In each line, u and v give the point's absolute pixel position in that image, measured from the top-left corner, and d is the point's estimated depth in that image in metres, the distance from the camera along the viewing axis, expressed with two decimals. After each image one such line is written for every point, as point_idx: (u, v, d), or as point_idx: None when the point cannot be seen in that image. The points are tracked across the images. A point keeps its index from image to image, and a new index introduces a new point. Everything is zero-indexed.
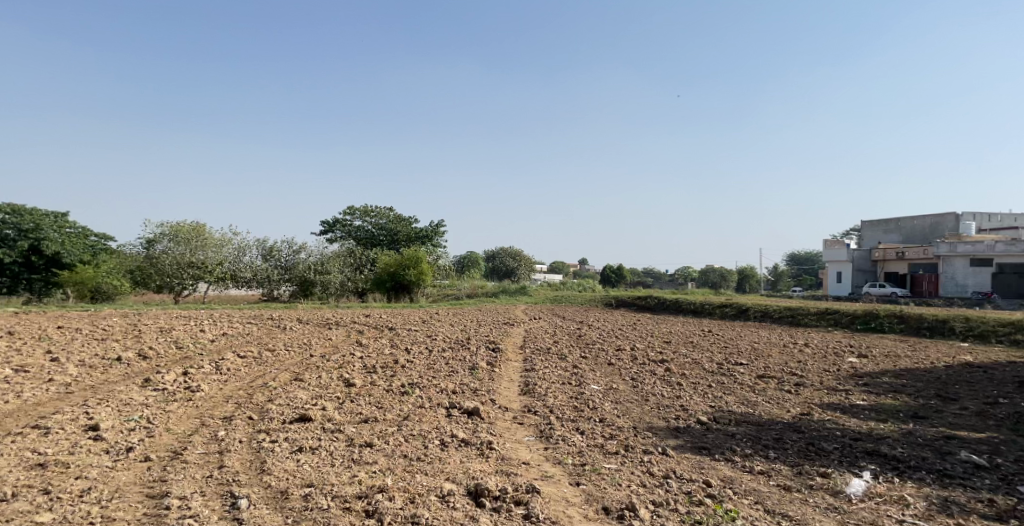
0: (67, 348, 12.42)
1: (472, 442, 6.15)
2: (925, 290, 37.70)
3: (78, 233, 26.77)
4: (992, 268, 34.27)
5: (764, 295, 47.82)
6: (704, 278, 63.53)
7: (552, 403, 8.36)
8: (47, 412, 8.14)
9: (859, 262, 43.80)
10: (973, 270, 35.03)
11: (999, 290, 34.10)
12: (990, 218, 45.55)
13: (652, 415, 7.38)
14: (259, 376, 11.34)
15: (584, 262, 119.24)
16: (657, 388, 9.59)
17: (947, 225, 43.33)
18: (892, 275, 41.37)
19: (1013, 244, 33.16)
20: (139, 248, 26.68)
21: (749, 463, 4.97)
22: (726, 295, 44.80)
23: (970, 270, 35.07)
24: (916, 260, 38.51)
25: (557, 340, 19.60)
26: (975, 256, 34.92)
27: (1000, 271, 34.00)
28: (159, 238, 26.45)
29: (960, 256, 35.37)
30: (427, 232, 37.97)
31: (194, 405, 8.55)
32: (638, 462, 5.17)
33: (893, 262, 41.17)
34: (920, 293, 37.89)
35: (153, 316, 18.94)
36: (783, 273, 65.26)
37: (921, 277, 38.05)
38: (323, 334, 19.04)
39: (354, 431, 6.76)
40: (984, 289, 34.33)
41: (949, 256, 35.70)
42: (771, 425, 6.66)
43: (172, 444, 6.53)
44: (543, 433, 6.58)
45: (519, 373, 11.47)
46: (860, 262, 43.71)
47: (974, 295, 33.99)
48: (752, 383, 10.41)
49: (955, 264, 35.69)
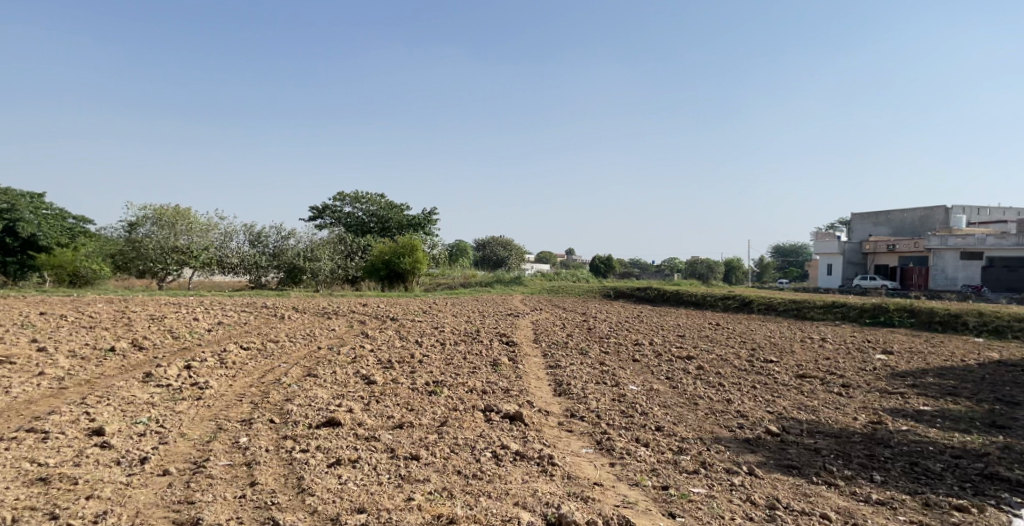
0: (54, 337, 11.68)
1: (527, 455, 5.49)
2: (915, 283, 37.58)
3: (56, 215, 25.93)
4: (983, 262, 33.86)
5: (785, 294, 35.43)
6: (690, 269, 62.34)
7: (595, 406, 7.75)
8: (43, 411, 7.43)
9: (850, 254, 43.34)
10: (964, 264, 34.42)
11: (988, 283, 33.87)
12: (979, 211, 45.59)
13: (712, 423, 6.77)
14: (269, 370, 10.68)
15: (571, 252, 118.36)
16: (700, 390, 8.97)
17: (938, 218, 43.10)
18: (885, 268, 40.90)
19: (1002, 237, 32.82)
20: (121, 232, 25.61)
21: (860, 489, 4.36)
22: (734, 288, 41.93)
23: (961, 263, 34.46)
24: (906, 253, 38.50)
25: (570, 333, 18.99)
26: (965, 249, 34.31)
27: (990, 265, 33.68)
28: (142, 221, 25.11)
29: (951, 249, 34.72)
30: (419, 220, 37.37)
31: (206, 405, 7.85)
32: (732, 484, 4.53)
33: (883, 256, 40.82)
34: (914, 285, 37.58)
35: (141, 303, 18.19)
36: (771, 265, 65.28)
37: (914, 270, 37.71)
38: (323, 324, 18.34)
39: (392, 440, 6.12)
40: (976, 282, 33.81)
41: (940, 249, 35.12)
42: (851, 437, 6.04)
43: (191, 452, 5.84)
44: (601, 445, 5.91)
45: (542, 372, 10.80)
46: (851, 255, 43.25)
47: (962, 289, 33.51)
48: (797, 384, 9.83)
49: (947, 256, 35.02)
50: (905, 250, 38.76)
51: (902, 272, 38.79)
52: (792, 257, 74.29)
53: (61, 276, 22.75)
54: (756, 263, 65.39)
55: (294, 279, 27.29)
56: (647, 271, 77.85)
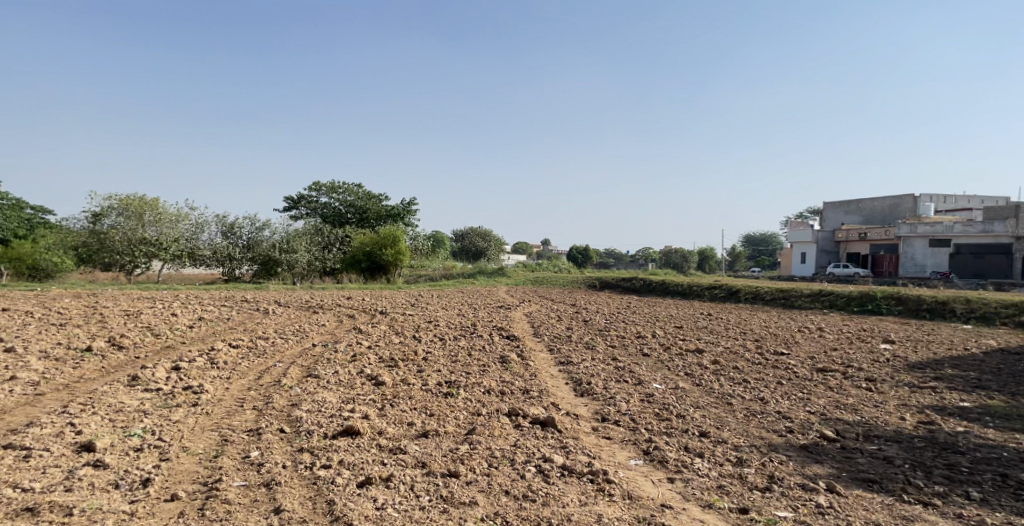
0: (24, 337, 10.90)
1: (576, 470, 4.98)
2: (885, 270, 38.02)
3: (12, 207, 26.11)
4: (950, 248, 33.77)
5: (979, 298, 23.21)
6: (665, 259, 62.34)
7: (627, 409, 7.32)
8: (20, 421, 6.64)
9: (824, 242, 43.51)
10: (933, 251, 34.59)
11: (955, 271, 33.65)
12: (951, 198, 45.93)
13: (757, 427, 6.25)
14: (265, 371, 10.03)
15: (547, 242, 117.65)
16: (728, 388, 8.56)
17: (908, 205, 43.42)
18: (858, 256, 41.13)
19: (970, 224, 32.82)
20: (84, 223, 24.35)
21: (963, 510, 4.06)
22: (889, 287, 28.70)
23: (930, 250, 34.63)
24: (878, 241, 38.74)
25: (568, 326, 18.58)
26: (934, 237, 34.47)
27: (957, 252, 33.55)
28: (107, 212, 23.94)
29: (920, 236, 34.93)
30: (398, 211, 36.66)
31: (206, 414, 7.06)
32: (819, 505, 4.17)
33: (856, 244, 41.04)
34: (885, 273, 37.95)
35: (112, 298, 17.32)
36: (745, 253, 65.66)
37: (885, 257, 38.10)
38: (312, 319, 17.68)
39: (420, 453, 5.61)
40: (943, 269, 33.92)
41: (909, 236, 35.41)
42: (913, 439, 5.57)
43: (198, 469, 5.24)
44: (649, 455, 5.39)
45: (555, 370, 10.39)
46: (825, 243, 43.43)
47: (931, 276, 33.64)
48: (823, 378, 9.43)
49: (916, 244, 35.28)
50: (876, 238, 39.06)
51: (874, 259, 39.09)
52: (764, 246, 74.63)
53: (21, 269, 22.05)
54: (730, 252, 65.76)
55: (269, 271, 26.50)
56: (623, 261, 77.82)
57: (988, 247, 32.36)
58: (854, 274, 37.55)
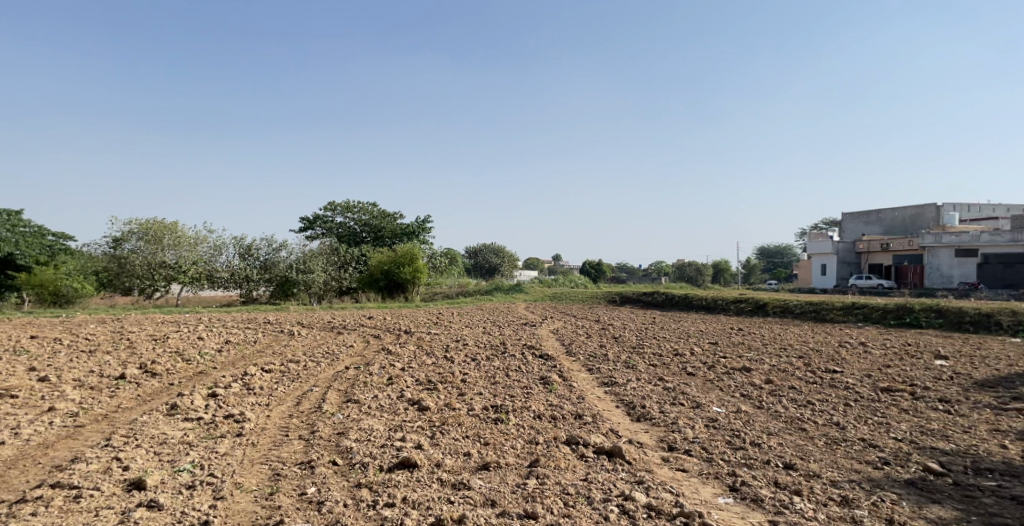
0: (55, 365, 10.65)
1: (665, 512, 4.68)
2: (909, 281, 36.89)
3: (34, 233, 26.21)
4: (978, 259, 32.87)
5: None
6: (678, 272, 61.60)
7: (694, 436, 6.88)
8: (65, 456, 6.38)
9: (845, 254, 42.57)
10: (959, 261, 33.59)
11: (985, 280, 32.54)
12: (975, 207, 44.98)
13: (846, 457, 5.76)
14: (303, 396, 9.70)
15: (558, 259, 116.97)
16: (794, 411, 8.07)
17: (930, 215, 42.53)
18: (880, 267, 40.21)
19: (997, 234, 32.05)
20: (105, 249, 24.55)
21: None
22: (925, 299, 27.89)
23: (956, 260, 33.62)
24: (900, 251, 37.72)
25: (600, 343, 18.06)
26: (960, 247, 33.58)
27: (985, 262, 32.64)
28: (127, 236, 24.11)
29: (945, 246, 33.96)
30: (413, 229, 36.49)
31: (251, 445, 6.74)
32: None
33: (878, 255, 40.11)
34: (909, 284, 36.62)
35: (135, 323, 17.11)
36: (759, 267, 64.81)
37: (909, 268, 36.99)
38: (339, 340, 17.32)
39: (487, 488, 5.23)
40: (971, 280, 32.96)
41: (934, 247, 34.38)
42: None
43: (258, 510, 4.96)
44: (739, 491, 4.99)
45: (602, 392, 9.93)
46: (846, 255, 42.48)
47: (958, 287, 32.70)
48: (890, 399, 8.89)
49: (941, 254, 34.22)
50: (898, 248, 38.07)
51: (896, 270, 38.09)
52: (780, 258, 73.63)
53: (43, 295, 21.94)
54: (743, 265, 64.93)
55: (286, 292, 26.19)
56: (636, 275, 77.16)
57: (1017, 257, 31.43)
58: (879, 286, 36.75)
